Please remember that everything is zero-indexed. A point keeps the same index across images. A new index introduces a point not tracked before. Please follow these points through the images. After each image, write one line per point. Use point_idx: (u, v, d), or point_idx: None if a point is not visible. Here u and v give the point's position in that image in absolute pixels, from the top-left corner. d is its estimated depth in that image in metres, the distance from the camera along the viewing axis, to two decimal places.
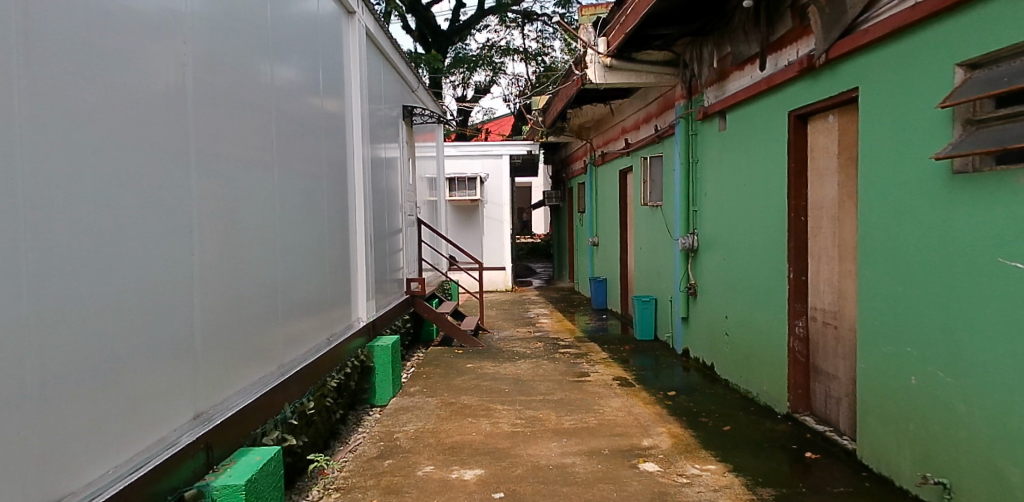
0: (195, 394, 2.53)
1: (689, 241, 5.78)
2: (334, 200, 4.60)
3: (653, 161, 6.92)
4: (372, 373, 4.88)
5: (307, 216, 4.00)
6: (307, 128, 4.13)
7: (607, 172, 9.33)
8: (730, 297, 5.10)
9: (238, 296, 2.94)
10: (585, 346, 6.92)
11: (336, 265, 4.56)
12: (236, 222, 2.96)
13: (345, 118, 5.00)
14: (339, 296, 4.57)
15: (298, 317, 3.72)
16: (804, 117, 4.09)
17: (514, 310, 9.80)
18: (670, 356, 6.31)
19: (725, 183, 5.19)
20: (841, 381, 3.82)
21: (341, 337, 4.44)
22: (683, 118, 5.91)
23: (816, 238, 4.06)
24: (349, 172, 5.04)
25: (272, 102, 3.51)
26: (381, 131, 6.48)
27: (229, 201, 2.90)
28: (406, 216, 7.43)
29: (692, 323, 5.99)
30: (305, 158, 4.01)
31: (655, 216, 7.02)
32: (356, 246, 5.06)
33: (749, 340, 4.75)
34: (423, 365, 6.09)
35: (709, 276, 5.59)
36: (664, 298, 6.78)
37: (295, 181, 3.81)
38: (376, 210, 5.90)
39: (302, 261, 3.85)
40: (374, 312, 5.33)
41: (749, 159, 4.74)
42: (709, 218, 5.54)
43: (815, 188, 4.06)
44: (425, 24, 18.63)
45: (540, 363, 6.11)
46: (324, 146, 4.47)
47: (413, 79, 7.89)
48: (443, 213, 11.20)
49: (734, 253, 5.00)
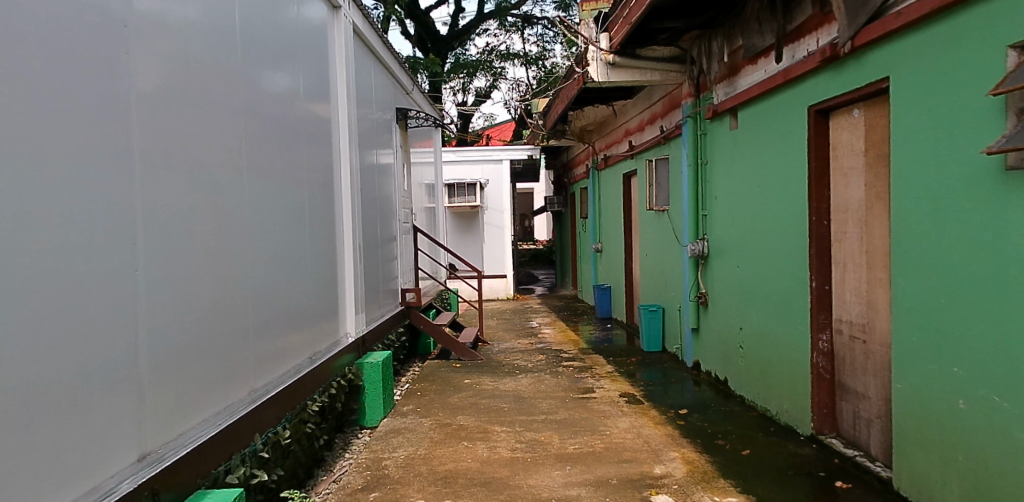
0: (142, 431, 2.20)
1: (699, 248, 5.46)
2: (317, 207, 4.27)
3: (659, 164, 6.59)
4: (361, 393, 4.56)
5: (286, 225, 3.68)
6: (288, 131, 3.81)
7: (610, 176, 9.00)
8: (744, 307, 4.76)
9: (200, 317, 2.61)
10: (589, 358, 6.58)
11: (320, 277, 4.22)
12: (197, 232, 2.63)
13: (331, 121, 4.68)
14: (324, 311, 4.24)
15: (275, 337, 3.39)
16: (826, 111, 3.76)
17: (515, 320, 9.46)
18: (679, 369, 5.97)
19: (737, 186, 4.86)
20: (871, 401, 3.48)
21: (326, 355, 4.11)
22: (691, 118, 5.59)
23: (841, 244, 3.72)
24: (337, 177, 4.72)
25: (244, 102, 3.20)
26: (372, 134, 6.15)
27: (188, 209, 2.57)
28: (401, 224, 7.10)
29: (702, 334, 5.65)
30: (283, 163, 3.70)
31: (662, 221, 6.69)
32: (344, 256, 4.72)
33: (766, 353, 4.41)
34: (418, 381, 5.76)
35: (720, 285, 5.25)
36: (672, 307, 6.44)
37: (271, 187, 3.49)
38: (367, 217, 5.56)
39: (279, 275, 3.52)
40: (364, 326, 4.99)
41: (763, 159, 4.42)
42: (721, 223, 5.20)
43: (839, 189, 3.73)
44: (424, 29, 18.37)
45: (541, 378, 5.77)
46: (307, 150, 4.14)
47: (407, 80, 7.56)
48: (442, 221, 10.89)
49: (748, 260, 4.67)
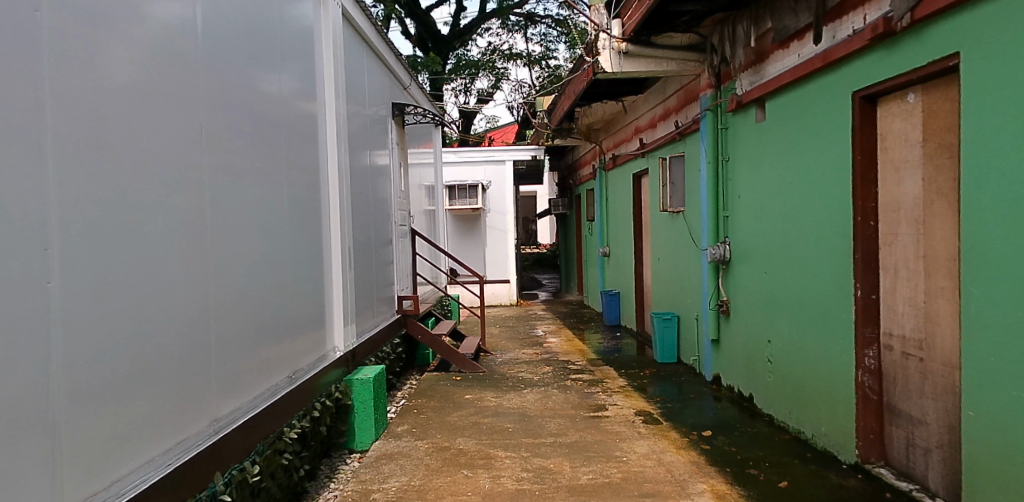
0: (57, 483, 1.76)
1: (720, 251, 5.02)
2: (301, 206, 3.84)
3: (673, 162, 6.15)
4: (350, 413, 4.12)
5: (262, 227, 3.24)
6: (266, 121, 3.38)
7: (619, 177, 8.56)
8: (773, 317, 4.32)
9: (144, 336, 2.17)
10: (599, 370, 6.13)
11: (304, 285, 3.79)
12: (142, 235, 2.20)
13: (319, 111, 4.25)
14: (308, 324, 3.81)
15: (247, 354, 2.96)
16: (874, 96, 3.33)
17: (518, 327, 9.00)
18: (697, 383, 5.52)
19: (765, 184, 4.41)
20: (930, 428, 3.03)
21: (308, 373, 3.66)
22: (711, 111, 5.17)
23: (891, 247, 3.29)
24: (325, 175, 4.29)
25: (210, 85, 2.76)
26: (366, 129, 5.71)
27: (131, 208, 2.14)
28: (398, 227, 6.64)
29: (723, 345, 5.20)
30: (258, 156, 3.26)
31: (676, 223, 6.25)
32: (333, 260, 4.29)
33: (800, 369, 3.97)
34: (415, 396, 5.31)
35: (744, 292, 4.81)
36: (688, 316, 5.98)
37: (243, 183, 3.06)
38: (359, 218, 5.13)
39: (251, 284, 3.08)
40: (355, 338, 4.55)
41: (795, 153, 4.00)
42: (745, 224, 4.77)
43: (889, 186, 3.30)
44: (425, 28, 17.85)
45: (549, 393, 5.32)
46: (289, 143, 3.71)
47: (403, 74, 7.09)
48: (442, 225, 10.44)
49: (778, 265, 4.23)
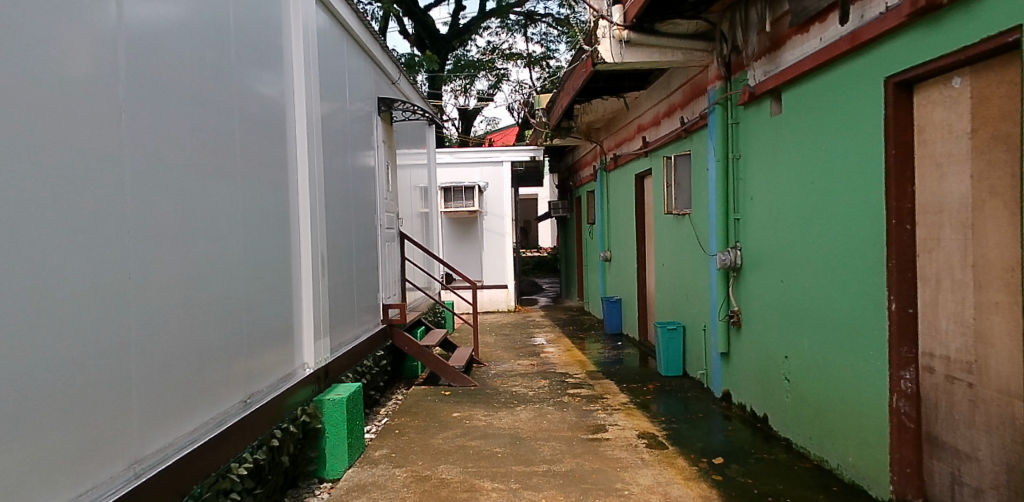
0: None
1: (730, 258, 4.61)
2: (264, 207, 3.43)
3: (678, 161, 5.73)
4: (320, 438, 3.72)
5: (211, 230, 2.84)
6: (218, 110, 2.98)
7: (621, 177, 8.14)
8: (792, 331, 3.90)
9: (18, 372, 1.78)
10: (599, 384, 5.71)
11: (266, 295, 3.39)
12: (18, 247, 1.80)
13: (287, 102, 3.84)
14: (270, 338, 3.40)
15: (184, 378, 2.56)
16: (910, 82, 2.91)
17: (514, 336, 8.58)
18: (705, 399, 5.10)
19: (781, 183, 4.00)
20: (981, 465, 2.62)
21: (268, 396, 3.25)
22: (720, 105, 4.77)
23: (932, 255, 2.87)
24: (295, 173, 3.88)
25: (137, 63, 2.36)
26: (347, 124, 5.29)
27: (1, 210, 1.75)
28: (384, 230, 6.23)
29: (734, 360, 4.78)
30: (208, 149, 2.86)
31: (682, 227, 5.84)
32: (303, 268, 3.88)
33: (826, 390, 3.54)
34: (399, 414, 4.90)
35: (757, 303, 4.40)
36: (694, 326, 5.56)
37: (186, 180, 2.66)
38: (337, 220, 4.71)
39: (195, 296, 2.67)
40: (329, 353, 4.14)
41: (817, 149, 3.59)
42: (758, 227, 4.35)
43: (929, 184, 2.88)
44: (424, 29, 17.36)
45: (544, 411, 4.91)
46: (249, 137, 3.31)
47: (391, 68, 6.67)
48: (436, 228, 10.00)
49: (797, 274, 3.82)
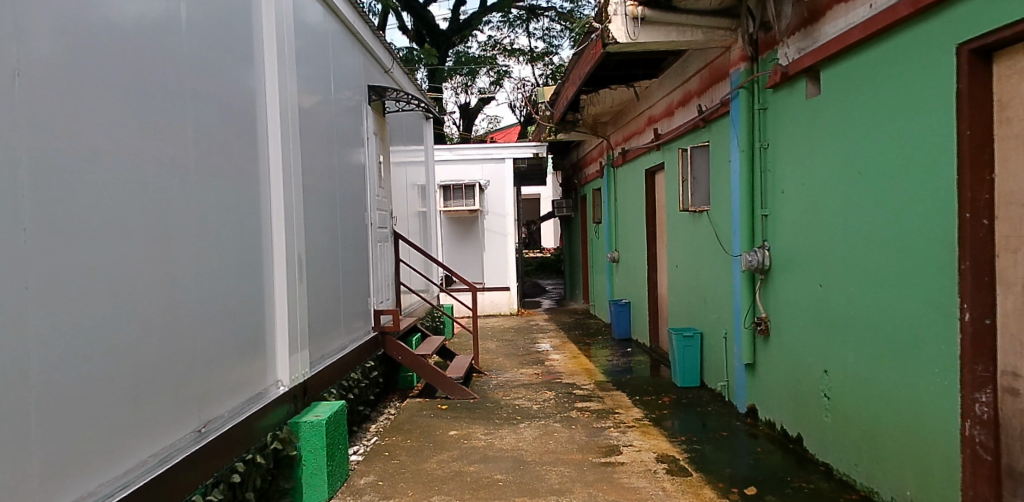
0: None
1: (758, 258, 4.14)
2: (225, 202, 2.97)
3: (695, 153, 5.26)
4: (297, 466, 3.28)
5: (151, 228, 2.39)
6: (164, 87, 2.52)
7: (630, 173, 7.67)
8: (835, 341, 3.43)
9: None
10: (609, 397, 5.24)
11: (227, 303, 2.93)
12: None
13: (258, 83, 3.38)
14: (232, 353, 2.95)
15: (107, 407, 2.10)
16: (988, 48, 2.45)
17: (517, 342, 8.10)
18: (728, 414, 4.63)
19: (821, 174, 3.54)
20: None
21: (228, 422, 2.80)
22: (746, 88, 4.31)
23: (1015, 256, 2.39)
24: (267, 163, 3.42)
25: (38, 19, 1.89)
26: (333, 112, 4.83)
27: None
28: (377, 229, 5.76)
29: (761, 371, 4.31)
30: (149, 132, 2.41)
31: (699, 225, 5.37)
32: (278, 271, 3.42)
33: (879, 412, 3.07)
34: (390, 433, 4.44)
35: (789, 308, 3.93)
36: (714, 334, 5.09)
37: (117, 167, 2.20)
38: (321, 218, 4.25)
39: (127, 307, 2.22)
40: (309, 368, 3.68)
41: (869, 133, 3.12)
42: (790, 225, 3.89)
43: (1012, 171, 2.40)
44: (423, 24, 16.89)
45: (551, 428, 4.44)
46: (208, 120, 2.86)
47: (383, 54, 6.21)
48: (435, 229, 9.53)
49: (843, 276, 3.34)
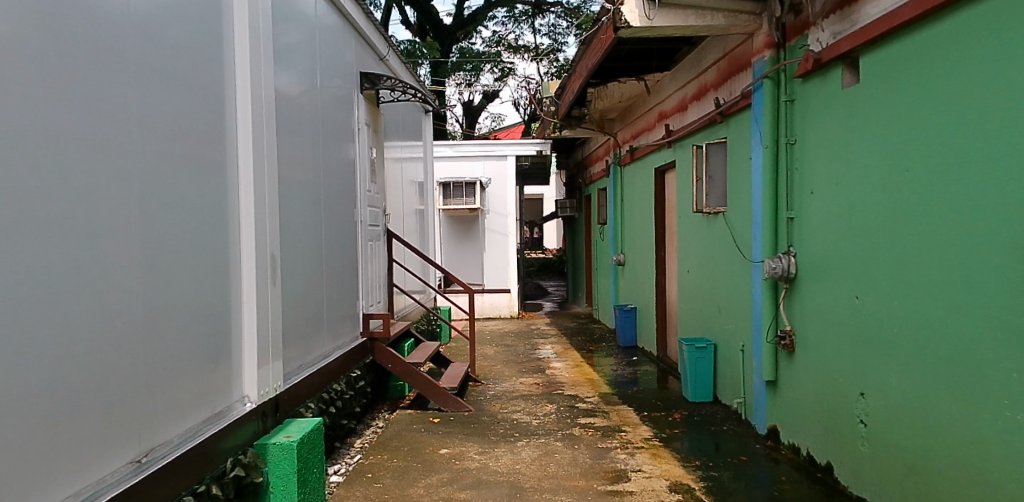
0: None
1: (782, 266, 3.76)
2: (184, 195, 2.60)
3: (711, 150, 4.87)
4: (263, 493, 2.92)
5: (79, 223, 2.01)
6: (103, 57, 2.14)
7: (638, 172, 7.28)
8: (875, 360, 3.05)
9: None
10: (615, 412, 4.85)
11: (182, 310, 2.55)
12: None
13: (226, 60, 2.99)
14: (187, 367, 2.57)
15: (7, 442, 1.72)
16: None
17: (517, 348, 7.72)
18: (744, 435, 4.25)
19: (862, 173, 3.15)
20: None
21: (180, 449, 2.43)
22: (771, 78, 3.92)
23: None
24: (235, 152, 3.04)
25: None
26: (320, 99, 4.44)
27: None
28: (367, 227, 5.37)
29: (783, 389, 3.93)
30: (78, 108, 2.02)
31: (714, 227, 4.98)
32: (246, 274, 3.04)
33: (929, 444, 2.70)
34: (375, 450, 4.06)
35: (818, 322, 3.54)
36: (729, 346, 4.71)
37: (28, 149, 1.82)
38: (302, 215, 3.87)
39: (39, 318, 1.85)
40: (282, 381, 3.31)
41: (923, 126, 2.73)
42: (820, 230, 3.51)
43: None
44: (426, 18, 16.49)
45: (551, 447, 4.06)
46: (163, 99, 2.48)
47: (378, 40, 5.82)
48: (433, 227, 9.15)
49: (887, 288, 2.95)
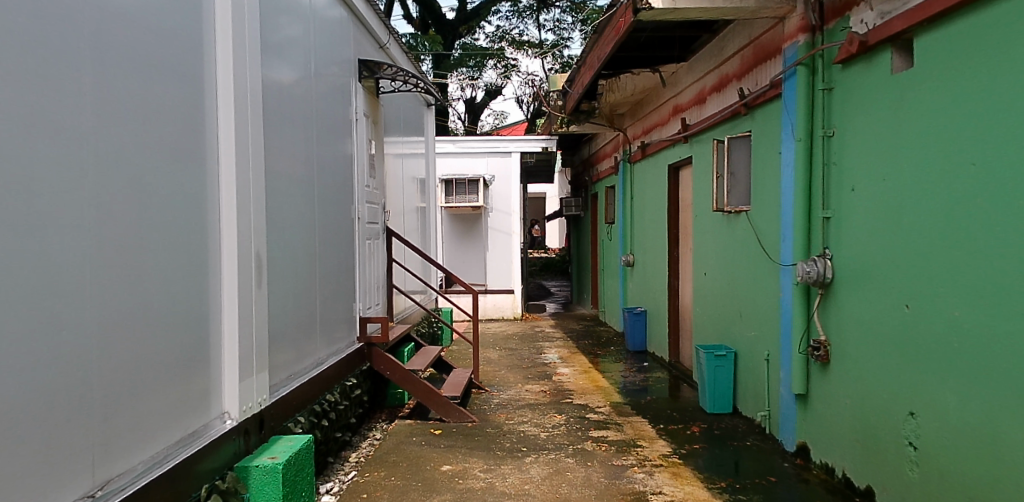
0: None
1: (818, 269, 3.45)
2: (155, 186, 2.28)
3: (732, 145, 4.56)
4: None
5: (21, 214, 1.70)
6: (54, 19, 1.83)
7: (650, 169, 6.96)
8: (929, 376, 2.73)
9: None
10: (628, 423, 4.54)
11: (150, 317, 2.24)
12: None
13: (209, 36, 2.68)
14: (156, 382, 2.25)
15: None
16: None
17: (521, 351, 7.40)
18: (770, 452, 3.93)
19: (913, 166, 2.83)
20: None
21: (145, 476, 2.12)
22: (805, 65, 3.61)
23: None
24: (217, 139, 2.72)
25: None
26: (317, 87, 4.13)
27: None
28: (367, 225, 5.07)
29: (814, 404, 3.62)
30: (24, 78, 1.71)
31: (736, 227, 4.66)
32: (228, 274, 2.73)
33: (994, 475, 2.38)
34: (371, 467, 3.75)
35: (858, 331, 3.23)
36: (752, 354, 4.39)
37: None
38: (294, 211, 3.56)
39: None
40: (268, 394, 2.99)
41: (989, 114, 2.42)
42: (862, 231, 3.20)
43: None
44: (428, 12, 16.17)
45: (562, 464, 3.74)
46: (131, 75, 2.17)
47: (378, 26, 5.51)
48: (434, 225, 8.83)
49: (945, 296, 2.63)
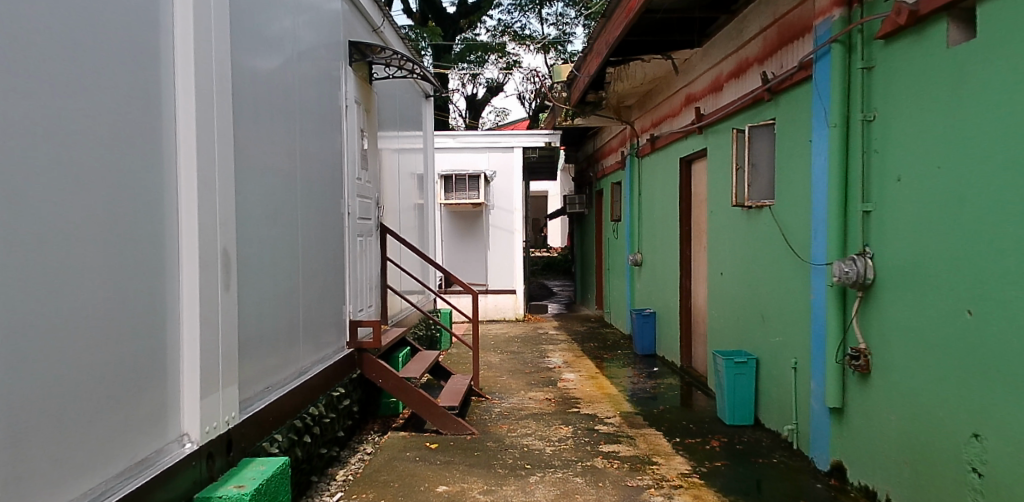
0: None
1: (857, 269, 3.08)
2: (94, 171, 1.92)
3: (754, 133, 4.19)
4: None
5: None
6: None
7: (660, 163, 6.59)
8: (996, 393, 2.36)
9: None
10: (640, 436, 4.18)
11: (87, 326, 1.88)
12: None
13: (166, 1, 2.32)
14: (94, 405, 1.89)
15: None
16: None
17: (524, 355, 7.04)
18: (799, 470, 3.57)
19: (976, 151, 2.47)
20: None
21: None
22: (841, 42, 3.24)
23: None
24: (176, 119, 2.36)
25: None
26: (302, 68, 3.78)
27: None
28: (358, 221, 4.71)
29: (852, 419, 3.25)
30: None
31: (757, 223, 4.30)
32: (188, 275, 2.37)
33: None
34: (359, 488, 3.39)
35: (905, 340, 2.86)
36: (776, 361, 4.03)
37: None
38: (274, 204, 3.21)
39: None
40: (237, 412, 2.63)
41: None
42: (910, 226, 2.83)
43: None
44: (428, 6, 15.79)
45: (570, 484, 3.38)
46: (62, 39, 1.81)
47: (371, 7, 5.14)
48: (433, 223, 8.47)
49: (1017, 300, 2.27)
